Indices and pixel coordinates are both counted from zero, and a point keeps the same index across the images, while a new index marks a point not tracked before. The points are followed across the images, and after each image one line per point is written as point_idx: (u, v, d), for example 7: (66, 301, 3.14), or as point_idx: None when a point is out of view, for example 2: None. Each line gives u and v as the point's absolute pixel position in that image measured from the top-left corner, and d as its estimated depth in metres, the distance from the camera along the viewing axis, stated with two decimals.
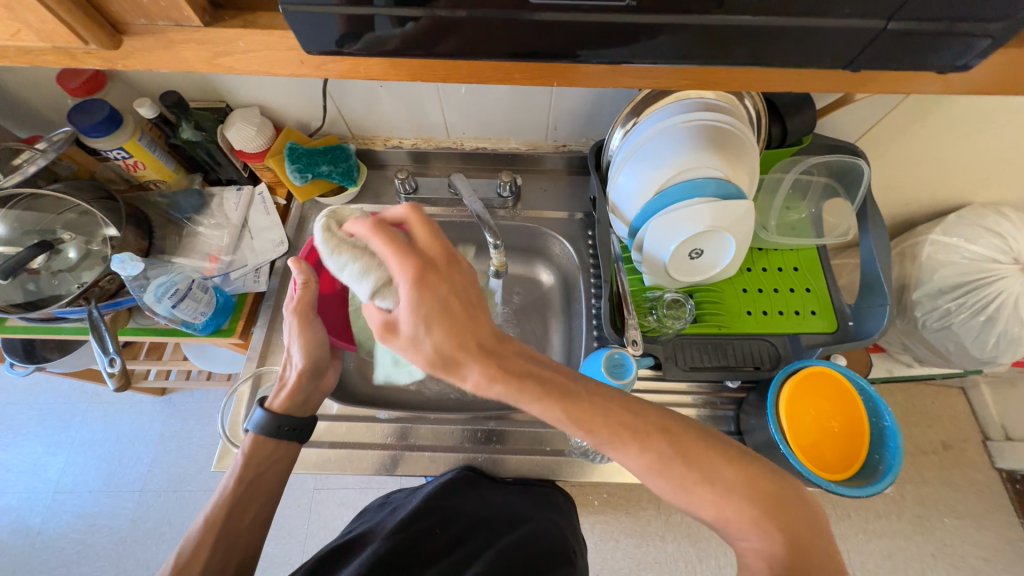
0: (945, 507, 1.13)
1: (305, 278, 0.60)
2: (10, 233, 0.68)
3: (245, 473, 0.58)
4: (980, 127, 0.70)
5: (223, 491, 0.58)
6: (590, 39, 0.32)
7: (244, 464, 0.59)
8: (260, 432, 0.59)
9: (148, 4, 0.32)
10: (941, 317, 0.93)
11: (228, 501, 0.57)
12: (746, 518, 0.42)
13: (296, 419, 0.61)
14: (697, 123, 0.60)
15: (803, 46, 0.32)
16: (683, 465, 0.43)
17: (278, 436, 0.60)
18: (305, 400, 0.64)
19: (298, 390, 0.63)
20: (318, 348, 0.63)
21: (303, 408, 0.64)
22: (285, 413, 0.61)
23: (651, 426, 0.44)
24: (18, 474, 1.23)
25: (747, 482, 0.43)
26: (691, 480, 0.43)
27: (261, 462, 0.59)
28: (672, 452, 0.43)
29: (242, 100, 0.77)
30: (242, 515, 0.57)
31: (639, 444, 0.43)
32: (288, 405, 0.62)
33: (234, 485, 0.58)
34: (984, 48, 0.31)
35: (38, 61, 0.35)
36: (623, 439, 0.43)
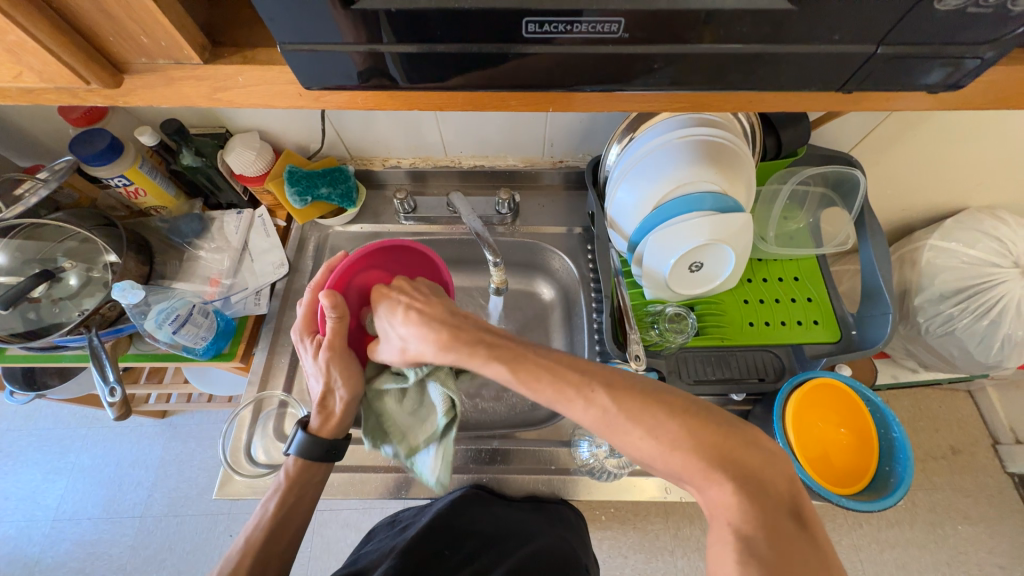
0: (958, 513, 1.12)
1: (338, 312, 0.54)
2: (12, 262, 0.69)
3: (288, 496, 0.56)
4: (973, 134, 0.70)
5: (264, 514, 0.55)
6: (583, 68, 0.32)
7: (287, 486, 0.57)
8: (301, 456, 0.57)
9: (148, 44, 0.33)
10: (944, 322, 0.93)
11: (268, 525, 0.54)
12: (695, 470, 0.38)
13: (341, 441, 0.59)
14: (693, 138, 0.61)
15: (796, 69, 0.32)
16: (627, 419, 0.40)
17: (324, 459, 0.58)
18: (352, 425, 0.61)
19: (343, 416, 0.59)
20: (362, 374, 0.58)
21: (349, 431, 0.61)
22: (330, 436, 0.59)
23: (596, 381, 0.42)
24: (17, 502, 1.22)
25: (693, 430, 0.39)
26: (634, 434, 0.40)
27: (302, 484, 0.58)
28: (618, 406, 0.41)
29: (241, 125, 0.78)
30: (279, 539, 0.55)
31: (583, 399, 0.42)
32: (334, 429, 0.59)
33: (276, 508, 0.55)
34: (974, 68, 0.31)
35: (40, 99, 0.36)
36: (569, 395, 0.42)
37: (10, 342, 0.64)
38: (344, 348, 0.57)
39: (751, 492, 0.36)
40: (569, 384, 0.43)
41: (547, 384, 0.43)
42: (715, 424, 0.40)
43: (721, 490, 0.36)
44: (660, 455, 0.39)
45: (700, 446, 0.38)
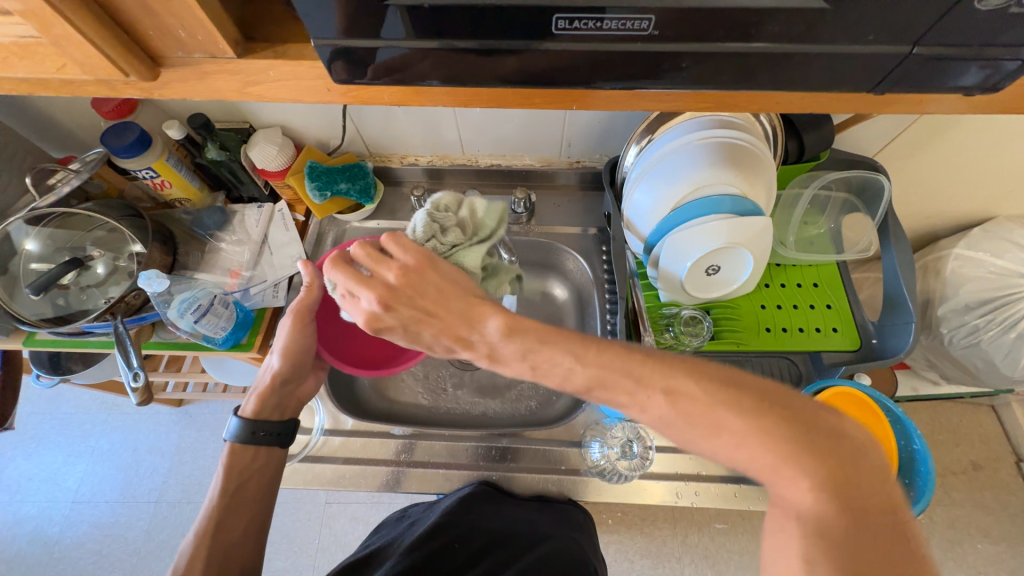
0: (977, 532, 1.08)
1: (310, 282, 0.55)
2: (44, 250, 0.72)
3: (228, 483, 0.57)
4: (1004, 140, 0.69)
5: (210, 503, 0.57)
6: (609, 67, 0.32)
7: (225, 474, 0.58)
8: (236, 441, 0.59)
9: (186, 38, 0.33)
10: (968, 334, 0.90)
11: (215, 512, 0.56)
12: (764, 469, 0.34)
13: (272, 426, 0.60)
14: (713, 140, 0.60)
15: (826, 71, 0.32)
16: (694, 422, 0.36)
17: (253, 442, 0.59)
18: (280, 404, 0.62)
19: (269, 396, 0.61)
20: (301, 353, 0.60)
21: (280, 413, 0.62)
22: (260, 418, 0.60)
23: (649, 383, 0.37)
24: (38, 483, 1.26)
25: (767, 429, 0.34)
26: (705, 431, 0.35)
27: (242, 470, 0.59)
28: (683, 408, 0.36)
29: (265, 121, 0.79)
30: (233, 524, 0.57)
31: (638, 406, 0.37)
32: (261, 409, 0.60)
33: (218, 497, 0.57)
34: (1012, 70, 0.31)
35: (80, 91, 0.37)
36: (625, 399, 0.38)
37: (39, 327, 0.67)
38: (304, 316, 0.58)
39: (843, 495, 0.32)
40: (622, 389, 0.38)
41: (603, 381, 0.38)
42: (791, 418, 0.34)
43: (796, 487, 0.33)
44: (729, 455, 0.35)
45: (773, 442, 0.33)
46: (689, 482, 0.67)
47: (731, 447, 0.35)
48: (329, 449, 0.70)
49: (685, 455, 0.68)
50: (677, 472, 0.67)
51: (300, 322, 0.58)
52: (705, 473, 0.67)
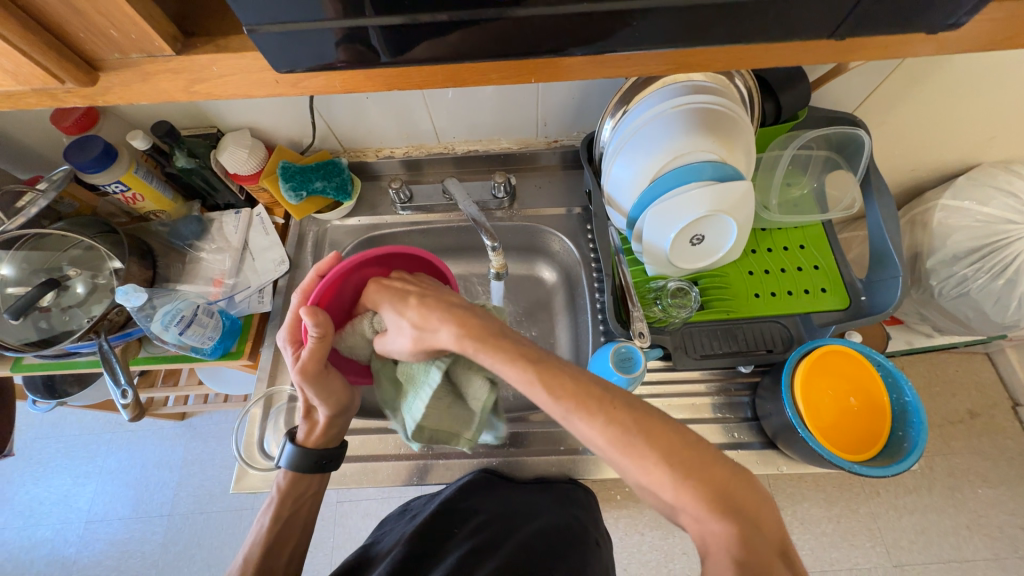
0: (977, 477, 1.10)
1: (321, 332, 0.52)
2: (20, 273, 0.70)
3: (283, 508, 0.60)
4: (983, 83, 0.67)
5: (260, 530, 0.59)
6: (563, 31, 0.31)
7: (280, 500, 0.60)
8: (292, 471, 0.59)
9: (119, 38, 0.33)
10: (958, 284, 0.90)
11: (264, 542, 0.58)
12: (705, 506, 0.39)
13: (332, 453, 0.61)
14: (687, 106, 0.59)
15: (787, 18, 0.31)
16: (643, 441, 0.41)
17: (314, 471, 0.60)
18: (341, 432, 0.62)
19: (330, 428, 0.61)
20: (338, 396, 0.58)
21: (339, 438, 0.62)
22: (319, 448, 0.60)
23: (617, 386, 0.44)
24: (49, 507, 1.26)
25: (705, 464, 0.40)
26: (648, 461, 0.40)
27: (297, 497, 0.61)
28: (640, 427, 0.41)
29: (232, 124, 0.77)
30: (279, 554, 0.58)
31: (605, 416, 0.42)
32: (323, 439, 0.60)
33: (271, 523, 0.59)
34: (976, 5, 0.30)
35: (20, 103, 0.36)
36: (589, 405, 0.42)
37: (24, 351, 0.66)
38: (321, 370, 0.55)
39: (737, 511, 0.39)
40: (592, 397, 0.43)
41: (569, 397, 0.43)
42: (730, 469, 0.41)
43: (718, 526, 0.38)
44: (671, 486, 0.40)
45: (711, 481, 0.40)
46: None
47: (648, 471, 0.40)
48: None
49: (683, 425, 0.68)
50: None
51: (324, 373, 0.56)
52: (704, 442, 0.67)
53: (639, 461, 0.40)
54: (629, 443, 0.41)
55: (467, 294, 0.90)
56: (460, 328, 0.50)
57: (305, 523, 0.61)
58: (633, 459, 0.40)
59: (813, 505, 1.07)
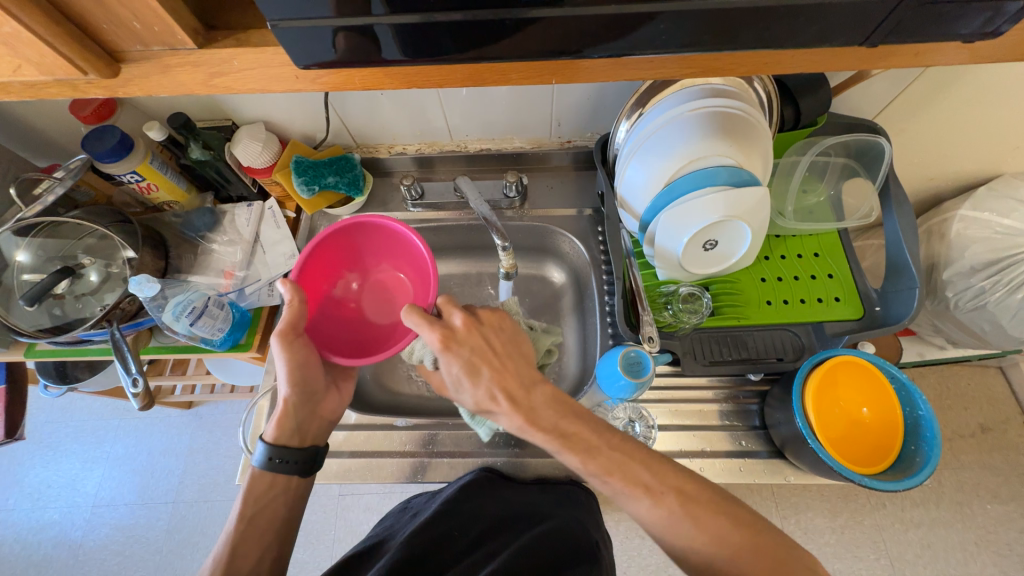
0: (986, 492, 1.09)
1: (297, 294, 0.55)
2: (35, 261, 0.71)
3: (246, 508, 0.54)
4: (1009, 93, 0.66)
5: (224, 533, 0.53)
6: (586, 33, 0.31)
7: (244, 500, 0.54)
8: (258, 465, 0.55)
9: (141, 30, 0.33)
10: (974, 296, 0.89)
11: (231, 539, 0.52)
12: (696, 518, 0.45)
13: (293, 453, 0.56)
14: (705, 110, 0.58)
15: (818, 23, 0.30)
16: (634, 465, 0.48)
17: (273, 469, 0.55)
18: (299, 428, 0.59)
19: (288, 418, 0.58)
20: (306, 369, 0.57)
21: (299, 439, 0.59)
22: (281, 443, 0.57)
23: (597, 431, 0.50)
24: (58, 490, 1.28)
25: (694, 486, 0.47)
26: (637, 484, 0.47)
27: (259, 498, 0.55)
28: (623, 458, 0.48)
29: (246, 117, 0.78)
30: (245, 554, 0.52)
31: (589, 451, 0.48)
32: (281, 433, 0.57)
33: (234, 524, 0.53)
34: (1015, 13, 0.29)
35: (42, 93, 0.37)
36: (578, 440, 0.49)
37: (38, 337, 0.66)
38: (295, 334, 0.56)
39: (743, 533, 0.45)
40: (580, 437, 0.49)
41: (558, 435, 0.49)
42: (770, 536, 0.45)
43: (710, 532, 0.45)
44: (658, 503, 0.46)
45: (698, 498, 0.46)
46: (694, 459, 0.66)
47: (638, 494, 0.47)
48: (334, 444, 0.70)
49: (689, 432, 0.68)
50: (681, 449, 0.67)
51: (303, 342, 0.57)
52: (710, 450, 0.67)
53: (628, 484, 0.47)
54: (629, 484, 0.47)
55: (475, 292, 0.90)
56: (521, 416, 0.49)
57: (279, 522, 0.55)
58: (626, 493, 0.47)
59: (817, 515, 1.06)
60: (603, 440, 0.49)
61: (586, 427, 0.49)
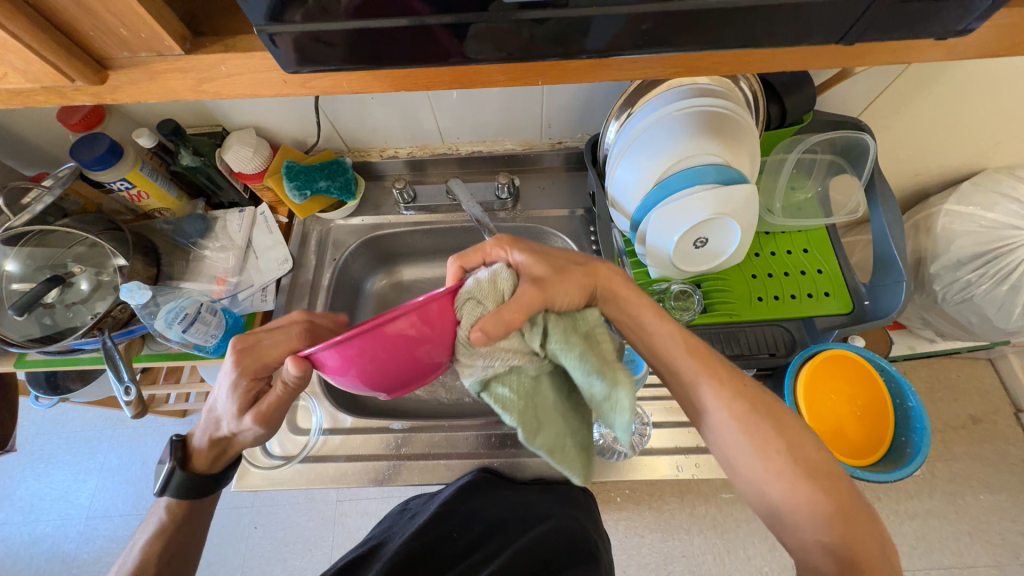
0: (978, 483, 1.10)
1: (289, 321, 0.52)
2: (24, 270, 0.70)
3: (172, 536, 0.54)
4: (988, 89, 0.67)
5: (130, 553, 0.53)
6: (571, 35, 0.32)
7: (161, 528, 0.54)
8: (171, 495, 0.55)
9: (128, 37, 0.33)
10: (961, 289, 0.90)
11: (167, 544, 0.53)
12: (814, 492, 0.44)
13: (203, 486, 0.55)
14: (692, 109, 0.59)
15: (798, 22, 0.31)
16: (768, 426, 0.46)
17: (184, 498, 0.55)
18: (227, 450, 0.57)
19: (216, 445, 0.56)
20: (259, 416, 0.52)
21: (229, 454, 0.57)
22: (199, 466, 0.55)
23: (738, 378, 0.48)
24: (50, 502, 1.27)
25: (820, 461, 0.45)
26: (772, 445, 0.45)
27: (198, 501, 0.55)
28: (761, 415, 0.46)
29: (237, 122, 0.77)
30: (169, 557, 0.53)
31: (728, 390, 0.47)
32: (202, 458, 0.55)
33: (151, 548, 0.53)
34: (987, 10, 0.30)
35: (29, 101, 0.37)
36: (720, 377, 0.48)
37: (28, 347, 0.66)
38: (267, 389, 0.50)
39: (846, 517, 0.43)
40: (717, 376, 0.48)
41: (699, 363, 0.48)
42: (859, 506, 0.44)
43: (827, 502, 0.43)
44: (788, 474, 0.44)
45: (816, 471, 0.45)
46: (689, 455, 0.67)
47: (771, 459, 0.45)
48: (330, 448, 0.70)
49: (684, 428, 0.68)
50: (677, 446, 0.68)
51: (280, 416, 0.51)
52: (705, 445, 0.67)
53: (763, 442, 0.45)
54: (748, 409, 0.46)
55: None
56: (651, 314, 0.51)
57: None
58: (747, 419, 0.46)
59: None
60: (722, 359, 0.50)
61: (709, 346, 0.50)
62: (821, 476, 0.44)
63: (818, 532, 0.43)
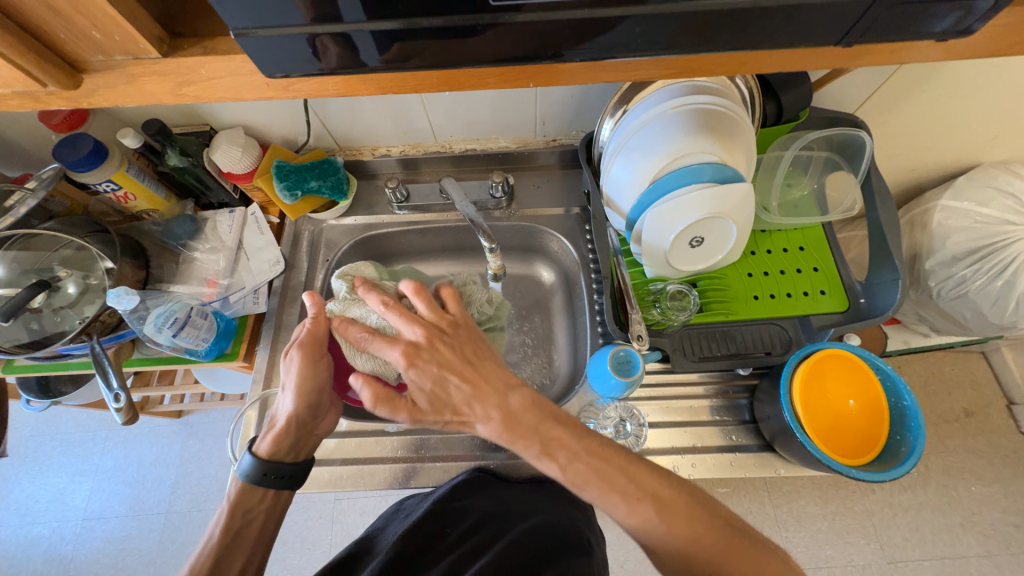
0: (971, 475, 1.11)
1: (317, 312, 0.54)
2: (9, 274, 0.69)
3: (231, 526, 0.52)
4: (985, 85, 0.67)
5: (207, 543, 0.51)
6: (562, 38, 0.31)
7: (230, 513, 0.52)
8: (246, 478, 0.53)
9: (103, 40, 0.32)
10: (956, 285, 0.90)
11: (214, 551, 0.50)
12: (680, 538, 0.44)
13: (286, 466, 0.54)
14: (688, 107, 0.58)
15: (794, 23, 0.30)
16: (612, 485, 0.47)
17: (265, 484, 0.53)
18: (296, 444, 0.56)
19: (285, 435, 0.55)
20: (311, 391, 0.54)
21: (294, 454, 0.56)
22: (273, 457, 0.54)
23: (578, 455, 0.48)
24: (45, 504, 1.26)
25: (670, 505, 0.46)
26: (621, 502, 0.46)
27: (246, 510, 0.53)
28: (604, 477, 0.47)
29: (225, 122, 0.76)
30: (230, 565, 0.50)
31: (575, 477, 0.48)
32: (275, 449, 0.55)
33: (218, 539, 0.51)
34: (987, 11, 0.29)
35: (2, 105, 0.35)
36: (568, 458, 0.48)
37: (16, 353, 0.64)
38: (315, 352, 0.54)
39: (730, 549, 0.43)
40: (574, 465, 0.48)
41: (549, 453, 0.48)
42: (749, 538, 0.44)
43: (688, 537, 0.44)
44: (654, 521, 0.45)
45: (672, 517, 0.45)
46: (685, 455, 0.67)
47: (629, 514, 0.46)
48: (325, 452, 0.70)
49: (681, 428, 0.68)
50: (674, 446, 0.67)
51: (317, 359, 0.54)
52: (702, 445, 0.67)
53: (625, 499, 0.46)
54: (605, 490, 0.47)
55: None
56: (499, 420, 0.49)
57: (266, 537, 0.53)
58: (605, 500, 0.47)
59: (809, 503, 1.08)
60: (577, 446, 0.49)
61: (567, 431, 0.49)
62: (687, 522, 0.45)
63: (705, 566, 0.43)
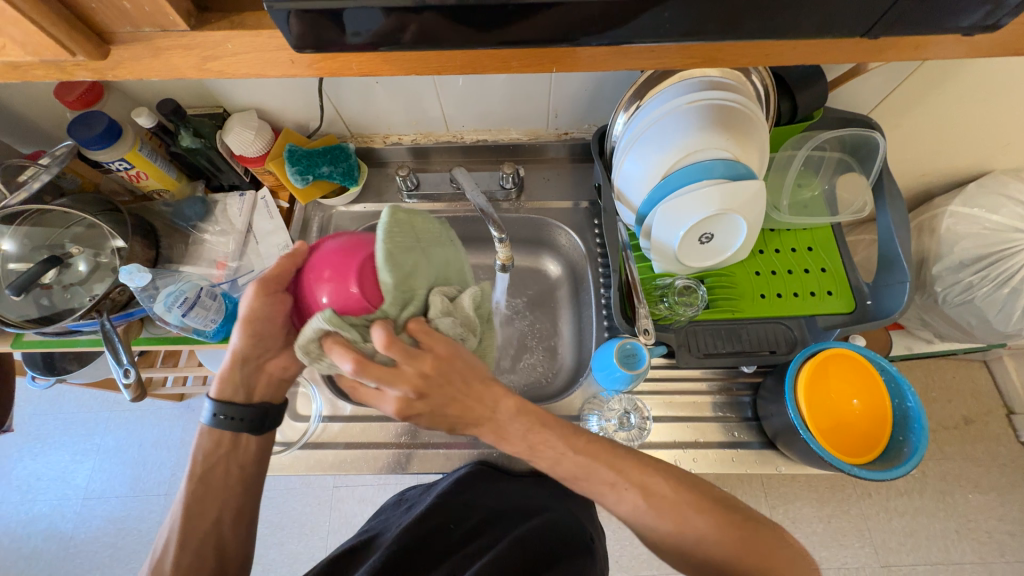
0: (967, 482, 1.11)
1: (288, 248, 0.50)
2: (21, 250, 0.69)
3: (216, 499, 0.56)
4: (1000, 89, 0.67)
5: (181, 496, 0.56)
6: (586, 21, 0.31)
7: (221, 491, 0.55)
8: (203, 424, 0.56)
9: (132, 10, 0.32)
10: (962, 291, 0.90)
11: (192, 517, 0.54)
12: (670, 519, 0.47)
13: (232, 408, 0.56)
14: (702, 103, 0.58)
15: (820, 14, 0.30)
16: (604, 470, 0.49)
17: (215, 424, 0.56)
18: (246, 385, 0.57)
19: (232, 376, 0.56)
20: (261, 326, 0.53)
21: (245, 394, 0.58)
22: (223, 399, 0.56)
23: (565, 451, 0.50)
24: (48, 482, 1.27)
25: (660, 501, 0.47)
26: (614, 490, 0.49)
27: (220, 458, 0.57)
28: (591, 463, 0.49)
29: (238, 104, 0.76)
30: (202, 519, 0.55)
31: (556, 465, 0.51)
32: (223, 390, 0.56)
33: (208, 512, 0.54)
34: (1016, 6, 0.29)
35: (27, 75, 0.36)
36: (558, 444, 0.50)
37: (25, 328, 0.65)
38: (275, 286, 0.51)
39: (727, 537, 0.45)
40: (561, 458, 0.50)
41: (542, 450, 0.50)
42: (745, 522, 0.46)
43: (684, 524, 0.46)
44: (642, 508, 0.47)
45: (660, 509, 0.47)
46: (688, 449, 0.67)
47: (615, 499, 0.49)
48: (329, 435, 0.70)
49: (683, 423, 0.69)
50: (675, 439, 0.68)
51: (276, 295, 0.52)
52: (703, 440, 0.68)
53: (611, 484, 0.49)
54: (590, 477, 0.50)
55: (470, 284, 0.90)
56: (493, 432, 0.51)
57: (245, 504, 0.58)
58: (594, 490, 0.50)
59: (806, 504, 1.09)
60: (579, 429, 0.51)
61: (554, 435, 0.50)
62: (676, 510, 0.47)
63: (698, 543, 0.45)
